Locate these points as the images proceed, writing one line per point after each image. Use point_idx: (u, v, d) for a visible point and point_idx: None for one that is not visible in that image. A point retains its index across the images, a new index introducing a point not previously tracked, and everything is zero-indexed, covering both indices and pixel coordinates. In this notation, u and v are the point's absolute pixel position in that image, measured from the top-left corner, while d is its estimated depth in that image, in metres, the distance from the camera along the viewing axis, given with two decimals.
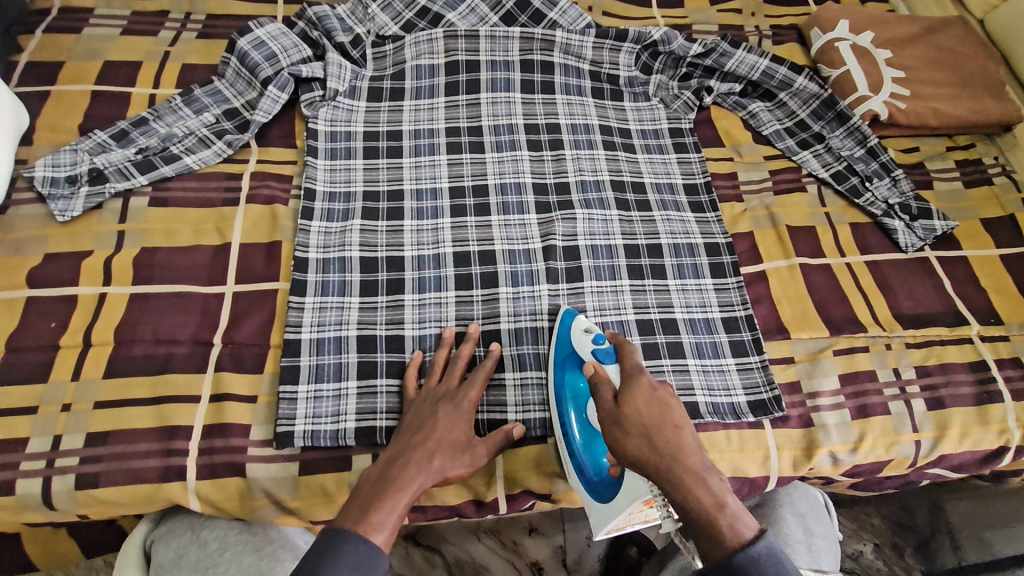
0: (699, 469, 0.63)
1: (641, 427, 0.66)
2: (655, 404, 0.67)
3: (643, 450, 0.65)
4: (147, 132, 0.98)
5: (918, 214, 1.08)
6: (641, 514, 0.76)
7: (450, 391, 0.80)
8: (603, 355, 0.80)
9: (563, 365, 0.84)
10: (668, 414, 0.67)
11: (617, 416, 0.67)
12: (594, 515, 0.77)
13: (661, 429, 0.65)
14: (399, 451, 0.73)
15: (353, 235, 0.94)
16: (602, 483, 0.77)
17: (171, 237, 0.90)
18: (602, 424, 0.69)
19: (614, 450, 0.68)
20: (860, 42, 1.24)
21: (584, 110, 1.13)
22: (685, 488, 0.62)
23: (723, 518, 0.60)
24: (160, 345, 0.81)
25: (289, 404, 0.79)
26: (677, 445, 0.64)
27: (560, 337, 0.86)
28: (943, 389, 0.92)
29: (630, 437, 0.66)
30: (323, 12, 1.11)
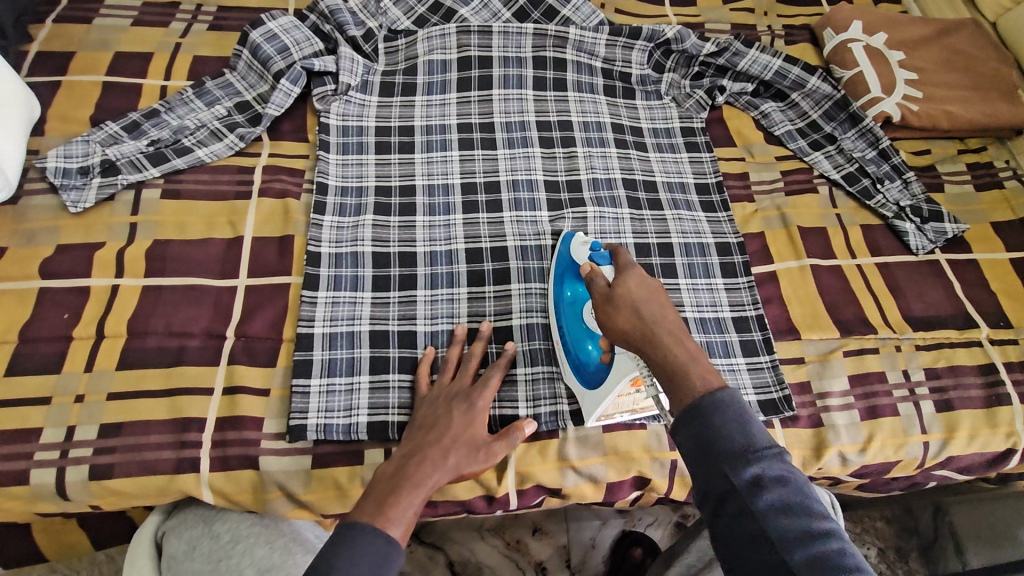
0: (678, 335, 0.66)
1: (630, 303, 0.69)
2: (645, 287, 0.71)
3: (629, 320, 0.68)
4: (159, 124, 0.98)
5: (929, 216, 1.08)
6: (628, 400, 0.79)
7: (464, 389, 0.80)
8: (599, 258, 0.85)
9: (563, 274, 0.89)
10: (655, 293, 0.71)
11: (609, 294, 0.71)
12: (584, 401, 0.81)
13: (646, 304, 0.69)
14: (414, 449, 0.73)
15: (366, 230, 0.93)
16: (591, 371, 0.81)
17: (183, 229, 0.90)
18: (595, 304, 0.72)
19: (605, 327, 0.70)
20: (873, 43, 1.23)
21: (596, 107, 1.13)
22: (662, 345, 0.64)
23: (693, 371, 0.61)
24: (173, 338, 0.81)
25: (301, 398, 0.79)
26: (661, 317, 0.67)
27: (561, 251, 0.91)
28: (952, 392, 0.92)
29: (618, 312, 0.69)
30: (335, 5, 1.10)
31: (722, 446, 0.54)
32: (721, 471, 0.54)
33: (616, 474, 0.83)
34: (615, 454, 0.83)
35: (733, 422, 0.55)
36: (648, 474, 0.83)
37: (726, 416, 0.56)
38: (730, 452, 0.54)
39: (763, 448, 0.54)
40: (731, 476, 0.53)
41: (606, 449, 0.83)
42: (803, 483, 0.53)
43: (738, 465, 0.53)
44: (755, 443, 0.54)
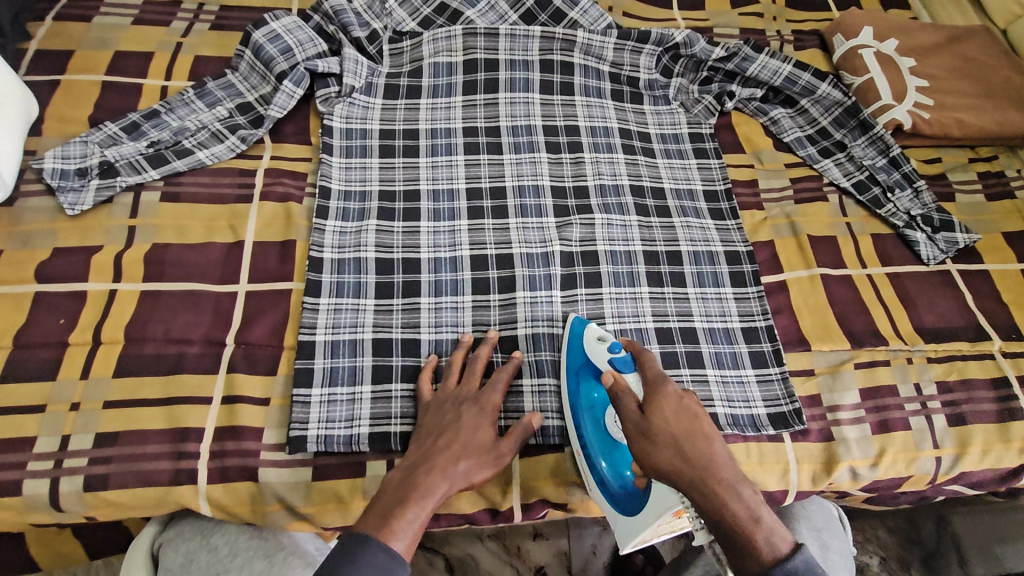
0: (734, 483, 0.63)
1: (670, 439, 0.65)
2: (683, 414, 0.67)
3: (673, 462, 0.64)
4: (159, 125, 0.96)
5: (940, 226, 1.06)
6: (667, 525, 0.75)
7: (471, 393, 0.79)
8: (621, 363, 0.79)
9: (579, 377, 0.82)
10: (696, 422, 0.66)
11: (644, 426, 0.66)
12: (618, 527, 0.76)
13: (691, 439, 0.65)
14: (422, 456, 0.71)
15: (369, 236, 0.92)
16: (626, 496, 0.76)
17: (183, 233, 0.88)
18: (629, 436, 0.68)
19: (641, 461, 0.67)
20: (884, 49, 1.22)
21: (603, 112, 1.11)
22: (717, 498, 0.62)
23: (756, 531, 0.60)
24: (171, 345, 0.79)
25: (302, 408, 0.77)
26: (708, 456, 0.64)
27: (572, 345, 0.84)
28: (965, 405, 0.90)
29: (658, 449, 0.65)
30: (340, 5, 1.08)
31: None
32: None
33: None
34: None
35: None
36: None
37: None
38: None
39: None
40: None
41: None
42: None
43: None
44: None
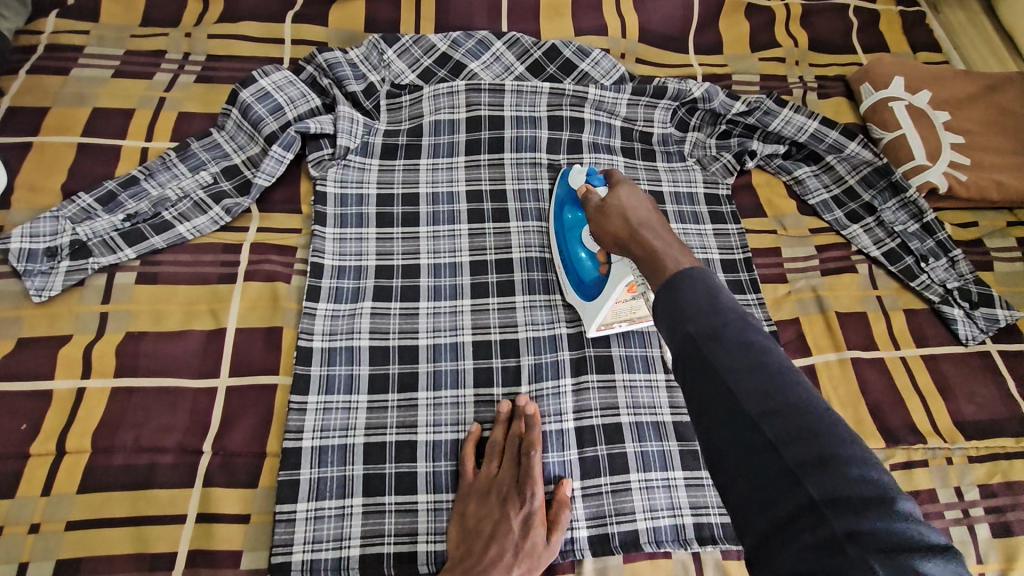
0: (664, 233, 0.61)
1: (618, 207, 0.66)
2: (640, 197, 0.68)
3: (620, 224, 0.65)
4: (137, 194, 0.89)
5: (979, 300, 0.98)
6: (625, 308, 0.82)
7: (514, 485, 0.73)
8: (594, 180, 0.86)
9: (564, 200, 0.92)
10: (649, 203, 0.67)
11: (601, 205, 0.69)
12: (585, 313, 0.85)
13: (637, 209, 0.65)
14: (474, 559, 0.68)
15: (363, 321, 0.85)
16: (589, 284, 0.84)
17: (160, 320, 0.81)
18: (590, 219, 0.71)
19: (600, 238, 0.69)
20: (917, 102, 1.13)
21: (614, 170, 1.04)
22: (643, 237, 0.61)
23: (668, 256, 0.56)
24: (142, 455, 0.73)
25: (286, 527, 0.71)
26: (652, 220, 0.63)
27: (561, 185, 0.95)
28: (1010, 513, 0.83)
29: (611, 218, 0.66)
30: (334, 58, 1.01)
31: (687, 305, 0.47)
32: (686, 333, 0.46)
33: None
34: None
35: (700, 286, 0.48)
36: None
37: (692, 285, 0.48)
38: (695, 315, 0.46)
39: (724, 303, 0.46)
40: (695, 336, 0.45)
41: None
42: (763, 333, 0.45)
43: (701, 324, 0.45)
44: (717, 297, 0.47)
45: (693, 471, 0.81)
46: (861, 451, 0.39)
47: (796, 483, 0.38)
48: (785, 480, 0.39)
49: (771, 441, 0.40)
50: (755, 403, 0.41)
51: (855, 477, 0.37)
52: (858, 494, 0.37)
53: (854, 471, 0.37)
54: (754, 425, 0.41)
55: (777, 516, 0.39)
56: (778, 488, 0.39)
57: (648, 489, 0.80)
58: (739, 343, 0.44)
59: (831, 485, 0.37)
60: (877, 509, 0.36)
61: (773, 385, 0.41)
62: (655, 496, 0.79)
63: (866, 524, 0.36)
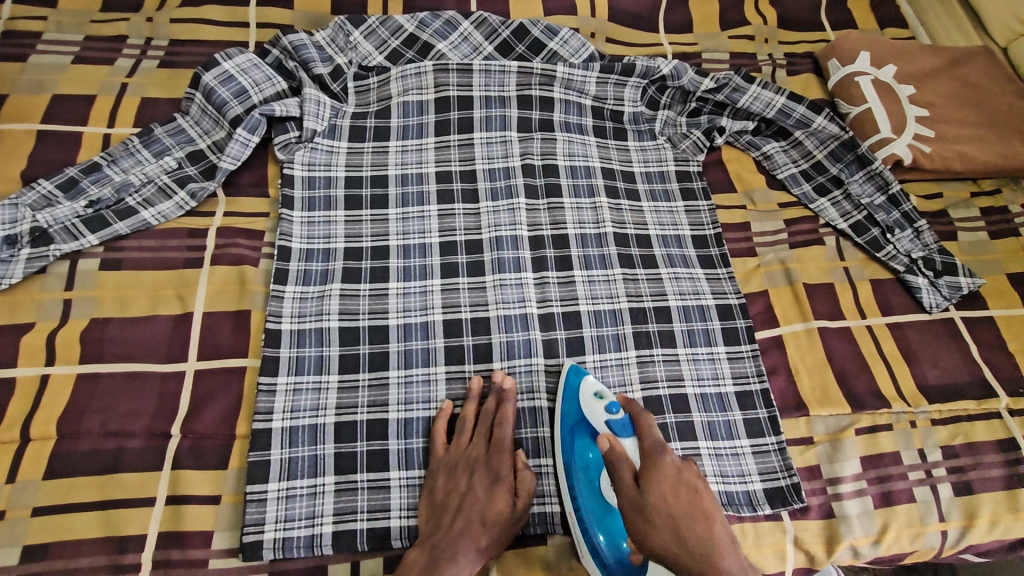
0: (725, 550, 0.61)
1: (669, 521, 0.62)
2: (683, 486, 0.65)
3: (672, 544, 0.61)
4: (100, 180, 0.87)
5: (942, 269, 1.00)
6: None
7: (481, 456, 0.75)
8: (619, 426, 0.76)
9: (573, 435, 0.78)
10: (693, 493, 0.65)
11: (641, 502, 0.64)
12: None
13: (687, 517, 0.63)
14: (441, 533, 0.69)
15: (333, 302, 0.84)
16: (621, 568, 0.72)
17: (125, 305, 0.81)
18: (624, 510, 0.66)
19: (638, 542, 0.64)
20: (882, 76, 1.15)
21: (584, 149, 1.04)
22: None
23: None
24: (109, 439, 0.73)
25: (257, 507, 0.71)
26: (707, 536, 0.62)
27: (566, 397, 0.80)
28: (971, 472, 0.85)
29: (660, 529, 0.62)
30: (300, 40, 1.00)
31: None
32: None
33: None
34: None
35: None
36: None
37: None
38: None
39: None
40: None
41: None
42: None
43: None
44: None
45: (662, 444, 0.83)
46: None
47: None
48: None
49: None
50: None
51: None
52: None
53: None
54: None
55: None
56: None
57: None
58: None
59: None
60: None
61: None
62: None
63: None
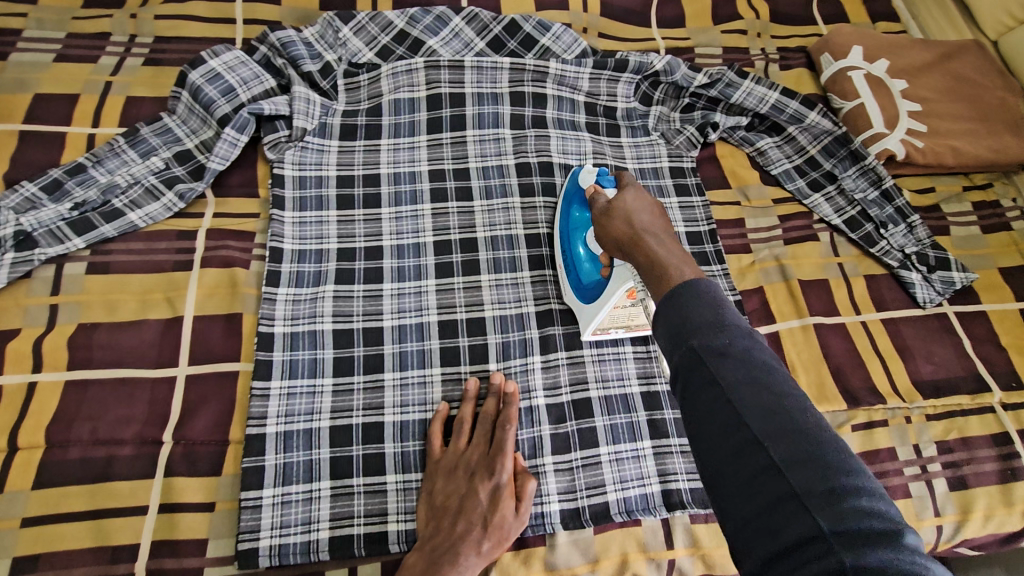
0: (668, 240, 0.62)
1: (623, 210, 0.66)
2: (645, 200, 0.68)
3: (623, 226, 0.65)
4: (85, 182, 0.86)
5: (935, 264, 1.00)
6: (624, 314, 0.82)
7: (483, 459, 0.74)
8: (604, 181, 0.82)
9: (571, 198, 0.89)
10: (653, 206, 0.67)
11: (607, 206, 0.69)
12: (581, 314, 0.85)
13: (641, 213, 0.65)
14: (441, 536, 0.69)
15: (326, 304, 0.83)
16: (590, 285, 0.83)
17: (113, 310, 0.79)
18: (594, 220, 0.71)
19: (602, 238, 0.68)
20: (875, 71, 1.14)
21: (579, 145, 1.03)
22: (648, 247, 0.60)
23: (673, 267, 0.56)
24: (100, 447, 0.71)
25: (252, 513, 0.70)
26: (656, 228, 0.64)
27: (570, 179, 0.91)
28: (965, 467, 0.86)
29: (616, 220, 0.66)
30: (288, 37, 0.98)
31: (688, 323, 0.46)
32: (688, 342, 0.46)
33: None
34: (607, 558, 0.76)
35: (705, 301, 0.47)
36: None
37: (695, 297, 0.48)
38: (696, 325, 0.46)
39: (733, 324, 0.46)
40: (698, 346, 0.45)
41: (599, 553, 0.76)
42: (769, 355, 0.45)
43: (704, 336, 0.45)
44: (723, 317, 0.46)
45: (661, 439, 0.82)
46: (873, 488, 0.39)
47: (801, 508, 0.38)
48: (770, 477, 0.39)
49: (760, 439, 0.41)
50: (760, 418, 0.41)
51: (860, 508, 0.37)
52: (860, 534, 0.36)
53: (860, 506, 0.37)
54: (759, 446, 0.40)
55: (778, 539, 0.38)
56: (779, 512, 0.38)
57: (617, 461, 0.80)
58: (744, 362, 0.44)
59: (838, 517, 0.37)
60: (887, 541, 0.36)
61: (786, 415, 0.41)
62: (625, 467, 0.80)
63: (873, 559, 0.35)
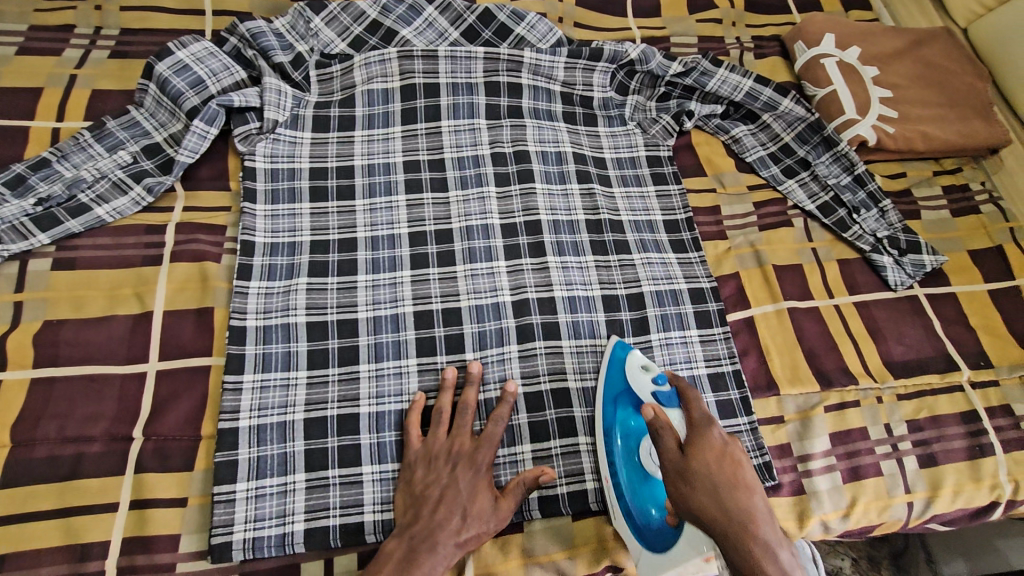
0: (765, 531, 0.64)
1: (708, 483, 0.66)
2: (726, 458, 0.68)
3: (710, 503, 0.65)
4: (50, 176, 0.84)
5: (907, 247, 1.01)
6: (694, 568, 0.72)
7: (465, 449, 0.74)
8: (665, 398, 0.79)
9: (614, 405, 0.80)
10: (733, 467, 0.68)
11: (684, 470, 0.68)
12: (641, 563, 0.73)
13: (727, 485, 0.66)
14: (420, 523, 0.69)
15: (299, 297, 0.83)
16: (653, 531, 0.73)
17: (80, 306, 0.78)
18: (665, 474, 0.70)
19: (677, 501, 0.68)
20: (846, 58, 1.16)
21: (555, 135, 1.03)
22: (751, 551, 0.63)
23: None
24: (68, 444, 0.70)
25: (225, 507, 0.69)
26: (746, 505, 0.65)
27: (612, 371, 0.82)
28: (935, 444, 0.87)
29: (698, 492, 0.66)
30: (258, 28, 0.96)
31: None
32: None
33: (586, 565, 0.76)
34: (585, 544, 0.76)
35: None
36: (621, 562, 0.77)
37: None
38: None
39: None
40: None
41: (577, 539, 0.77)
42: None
43: None
44: None
45: None
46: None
47: None
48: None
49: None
50: None
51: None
52: None
53: None
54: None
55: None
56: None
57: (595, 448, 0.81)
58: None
59: None
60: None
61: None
62: None
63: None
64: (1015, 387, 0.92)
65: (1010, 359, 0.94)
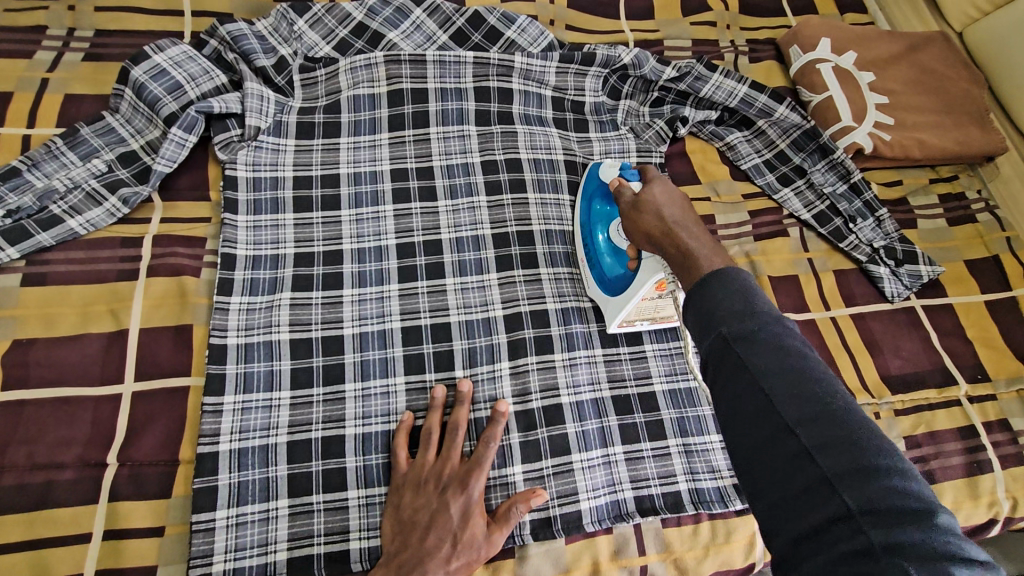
0: (699, 232, 0.63)
1: (652, 204, 0.68)
2: (674, 194, 0.69)
3: (652, 219, 0.67)
4: (19, 187, 0.80)
5: (903, 258, 1.00)
6: (650, 306, 0.82)
7: (455, 473, 0.71)
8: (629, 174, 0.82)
9: (592, 192, 0.90)
10: (681, 199, 0.69)
11: (636, 201, 0.70)
12: (606, 307, 0.84)
13: (670, 204, 0.67)
14: (408, 553, 0.66)
15: (282, 312, 0.80)
16: (615, 279, 0.83)
17: (52, 324, 0.75)
18: (621, 215, 0.72)
19: (631, 232, 0.70)
20: (843, 63, 1.14)
21: (547, 141, 1.00)
22: (680, 242, 0.62)
23: (704, 259, 0.58)
24: (37, 472, 0.67)
25: (204, 537, 0.67)
26: (685, 219, 0.65)
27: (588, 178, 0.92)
28: (932, 461, 0.86)
29: (645, 214, 0.68)
30: (239, 29, 0.93)
31: (723, 320, 0.47)
32: (717, 331, 0.47)
33: None
34: (579, 568, 0.74)
35: (737, 290, 0.48)
36: None
37: (726, 286, 0.49)
38: (728, 317, 0.47)
39: (761, 309, 0.46)
40: (729, 336, 0.46)
41: (570, 563, 0.74)
42: (801, 339, 0.46)
43: (734, 326, 0.46)
44: (753, 304, 0.47)
45: (632, 444, 0.81)
46: (906, 471, 0.39)
47: (832, 490, 0.39)
48: (800, 461, 0.41)
49: (790, 423, 0.42)
50: (790, 408, 0.42)
51: (893, 488, 0.38)
52: (888, 507, 0.37)
53: (893, 486, 0.38)
54: (772, 406, 0.43)
55: (812, 520, 0.39)
56: (812, 496, 0.40)
57: (588, 466, 0.79)
58: (775, 347, 0.45)
59: (860, 479, 0.39)
60: (918, 522, 0.37)
61: (804, 379, 0.43)
62: (596, 475, 0.78)
63: (904, 537, 0.36)
64: (1011, 400, 0.92)
65: (1007, 371, 0.93)
